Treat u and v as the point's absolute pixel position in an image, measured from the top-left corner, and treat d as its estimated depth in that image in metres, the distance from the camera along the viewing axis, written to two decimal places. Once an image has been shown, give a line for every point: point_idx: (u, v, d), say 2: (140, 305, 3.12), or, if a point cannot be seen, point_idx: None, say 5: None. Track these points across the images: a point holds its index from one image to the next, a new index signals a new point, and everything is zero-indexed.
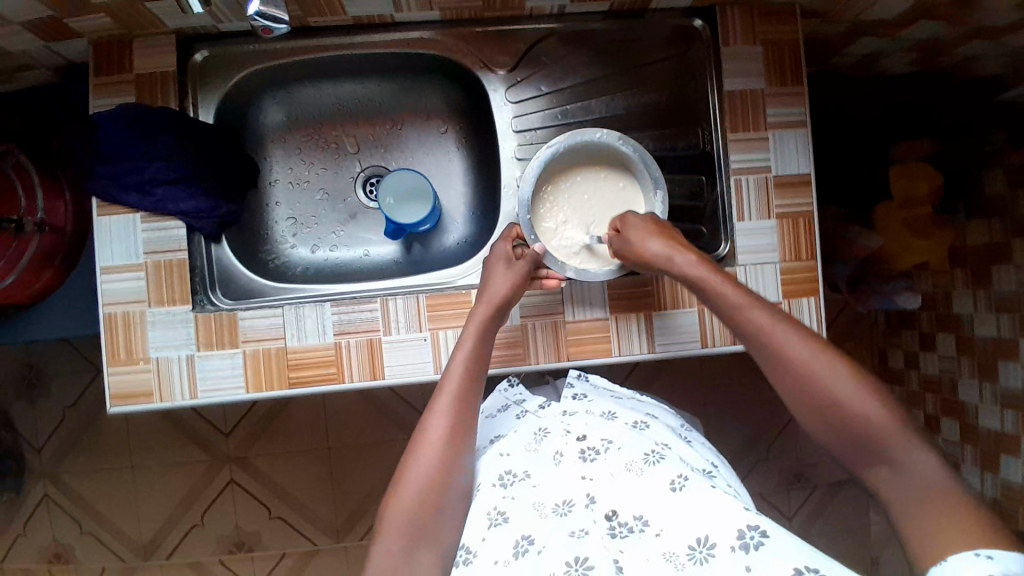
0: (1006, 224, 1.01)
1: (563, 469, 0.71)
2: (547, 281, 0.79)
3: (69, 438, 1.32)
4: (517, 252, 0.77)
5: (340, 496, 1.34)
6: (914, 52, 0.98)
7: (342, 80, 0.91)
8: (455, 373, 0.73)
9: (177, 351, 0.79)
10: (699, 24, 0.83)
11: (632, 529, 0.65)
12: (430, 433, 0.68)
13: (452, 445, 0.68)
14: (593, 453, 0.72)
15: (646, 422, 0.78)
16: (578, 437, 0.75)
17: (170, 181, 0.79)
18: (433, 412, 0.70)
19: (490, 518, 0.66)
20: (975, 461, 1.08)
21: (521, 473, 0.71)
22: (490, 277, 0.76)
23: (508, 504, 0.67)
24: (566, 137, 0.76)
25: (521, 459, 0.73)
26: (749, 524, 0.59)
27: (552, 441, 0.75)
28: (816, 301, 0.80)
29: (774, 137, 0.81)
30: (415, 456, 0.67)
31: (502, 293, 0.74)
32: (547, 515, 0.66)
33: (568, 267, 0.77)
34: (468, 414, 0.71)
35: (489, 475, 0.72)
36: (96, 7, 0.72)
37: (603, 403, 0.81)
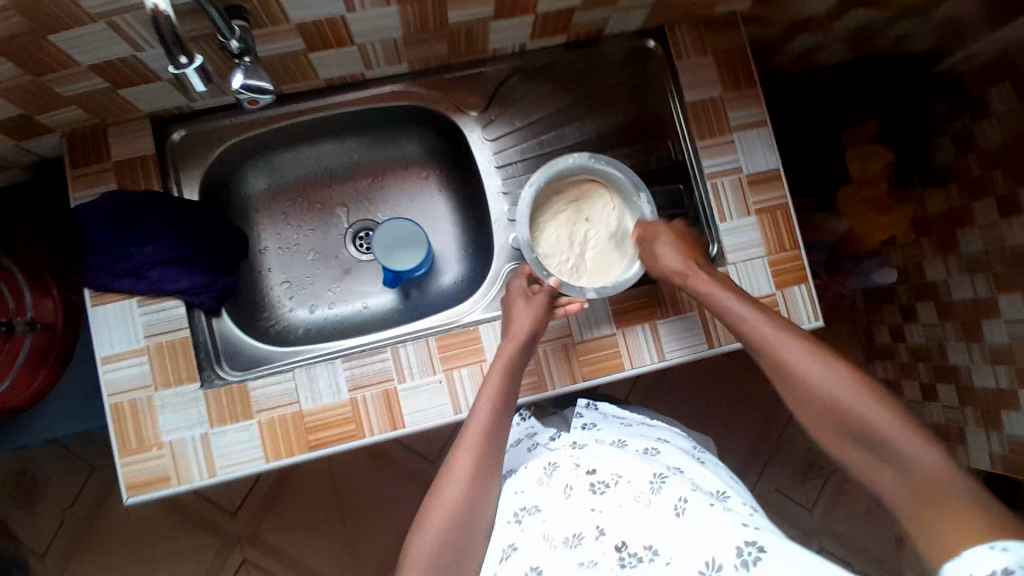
0: (961, 187, 1.06)
1: (575, 500, 0.73)
2: (569, 307, 0.81)
3: (70, 541, 1.27)
4: (533, 289, 0.81)
5: (360, 562, 1.30)
6: (848, 40, 1.04)
7: (321, 142, 0.92)
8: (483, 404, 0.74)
9: (191, 431, 0.78)
10: (652, 43, 0.88)
11: (642, 559, 0.67)
12: (455, 469, 0.70)
13: (475, 482, 0.69)
14: (603, 485, 0.74)
15: (656, 448, 0.82)
16: (589, 470, 0.76)
17: (164, 263, 0.80)
18: (459, 449, 0.71)
19: (503, 552, 0.71)
20: (977, 421, 1.10)
21: (533, 507, 0.74)
22: (511, 315, 0.80)
23: (521, 538, 0.71)
24: (545, 171, 0.82)
25: (533, 493, 0.76)
26: (747, 541, 0.62)
27: (562, 472, 0.77)
28: (808, 288, 0.83)
29: (739, 138, 0.85)
30: (439, 493, 0.69)
31: (526, 327, 0.77)
32: (558, 547, 0.69)
33: (588, 288, 0.80)
34: (493, 452, 0.72)
35: (504, 513, 0.75)
36: (68, 99, 0.73)
37: (613, 432, 0.86)
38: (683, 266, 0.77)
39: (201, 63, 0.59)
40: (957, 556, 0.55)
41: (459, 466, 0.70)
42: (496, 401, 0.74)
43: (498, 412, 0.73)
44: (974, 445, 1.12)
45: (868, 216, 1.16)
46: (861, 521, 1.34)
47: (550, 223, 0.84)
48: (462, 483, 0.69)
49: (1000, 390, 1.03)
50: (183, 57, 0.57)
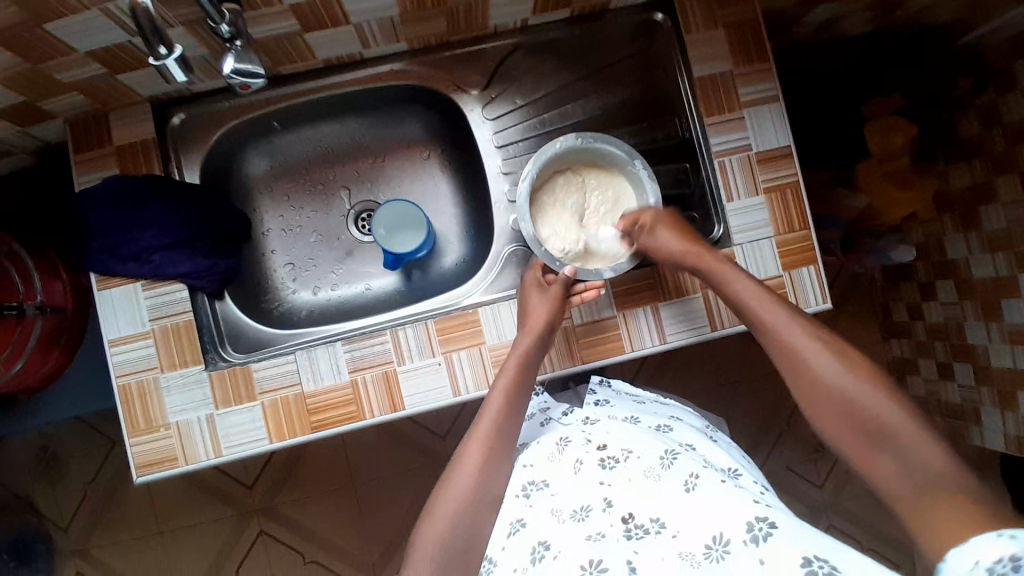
0: (987, 163, 1.01)
1: (584, 476, 0.72)
2: (586, 293, 0.81)
3: (94, 512, 1.31)
4: (548, 279, 0.81)
5: (371, 534, 1.33)
6: (870, 10, 0.99)
7: (321, 122, 0.91)
8: (497, 392, 0.75)
9: (196, 412, 0.79)
10: (661, 17, 0.85)
11: (648, 531, 0.66)
12: (467, 457, 0.72)
13: (486, 469, 0.71)
14: (613, 461, 0.73)
15: (669, 425, 0.81)
16: (599, 445, 0.76)
17: (166, 246, 0.80)
18: (472, 439, 0.74)
19: (510, 527, 0.70)
20: (993, 401, 1.08)
21: (541, 482, 0.74)
22: (526, 303, 0.79)
23: (529, 512, 0.70)
24: (534, 162, 0.80)
25: (543, 469, 0.75)
26: (758, 517, 0.61)
27: (572, 448, 0.76)
28: (817, 270, 0.81)
29: (749, 114, 0.82)
30: (450, 480, 0.71)
31: (542, 319, 0.76)
32: (566, 521, 0.68)
33: (605, 269, 0.79)
34: (506, 439, 0.74)
35: (512, 487, 0.75)
36: (65, 86, 0.73)
37: (625, 408, 0.85)
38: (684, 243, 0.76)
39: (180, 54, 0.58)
40: (963, 542, 0.52)
41: (470, 459, 0.72)
42: (513, 380, 0.75)
43: (509, 406, 0.74)
44: (990, 426, 1.10)
45: (886, 189, 1.11)
46: (872, 499, 1.33)
47: (546, 212, 0.83)
48: (473, 471, 0.71)
49: (1019, 371, 1.01)
50: (162, 47, 0.57)
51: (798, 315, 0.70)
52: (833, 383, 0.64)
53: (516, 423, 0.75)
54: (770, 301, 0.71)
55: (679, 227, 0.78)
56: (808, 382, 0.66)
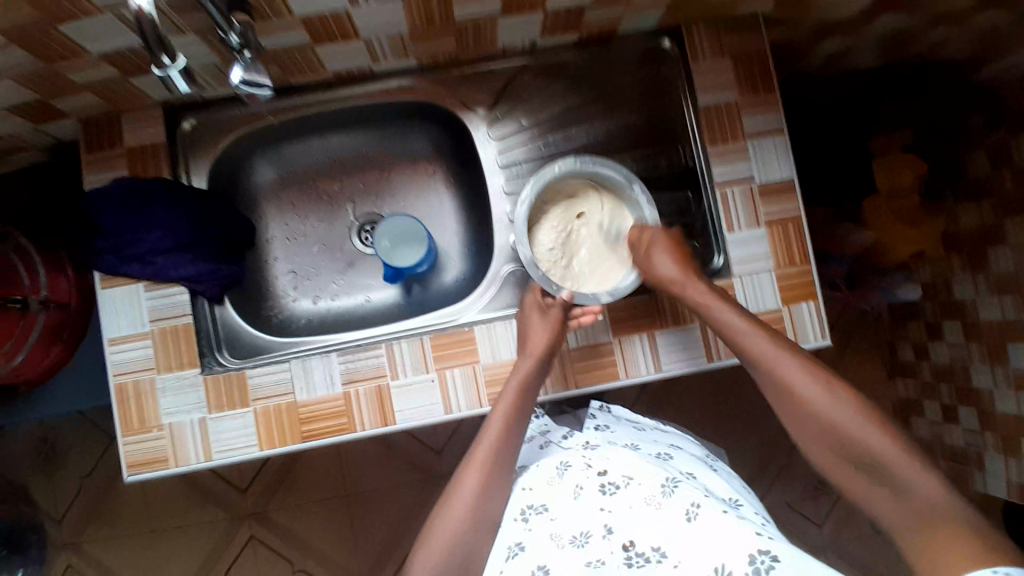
0: (996, 204, 0.99)
1: (583, 502, 0.71)
2: (583, 319, 0.80)
3: (88, 506, 1.32)
4: (547, 301, 0.80)
5: (362, 545, 1.32)
6: (884, 45, 0.99)
7: (330, 133, 0.93)
8: (496, 417, 0.75)
9: (189, 415, 0.80)
10: (668, 43, 0.86)
11: (649, 560, 0.65)
12: (464, 483, 0.73)
13: (483, 495, 0.72)
14: (614, 486, 0.71)
15: (669, 453, 0.81)
16: (600, 471, 0.74)
17: (170, 250, 0.80)
18: (469, 466, 0.74)
19: (509, 551, 0.69)
20: (997, 448, 1.06)
21: (540, 506, 0.73)
22: (527, 327, 0.79)
23: (528, 537, 0.69)
24: (530, 185, 0.81)
25: (542, 492, 0.74)
26: (760, 549, 0.60)
27: (573, 473, 0.75)
28: (816, 305, 0.81)
29: (753, 146, 0.82)
30: (448, 505, 0.72)
31: (542, 343, 0.77)
32: (565, 546, 0.67)
33: (603, 293, 0.79)
34: (504, 465, 0.74)
35: (511, 509, 0.74)
36: (79, 87, 0.75)
37: (626, 435, 0.85)
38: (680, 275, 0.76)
39: (183, 63, 0.60)
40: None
41: (465, 485, 0.73)
42: (512, 405, 0.76)
43: (509, 430, 0.74)
44: (991, 471, 1.08)
45: (892, 225, 1.11)
46: (868, 538, 1.31)
47: (544, 236, 0.84)
48: (470, 496, 0.72)
49: None
50: (165, 57, 0.58)
51: (797, 352, 0.71)
52: (827, 416, 0.67)
53: (513, 448, 0.75)
54: (760, 335, 0.71)
55: (677, 254, 0.78)
56: (808, 416, 0.68)
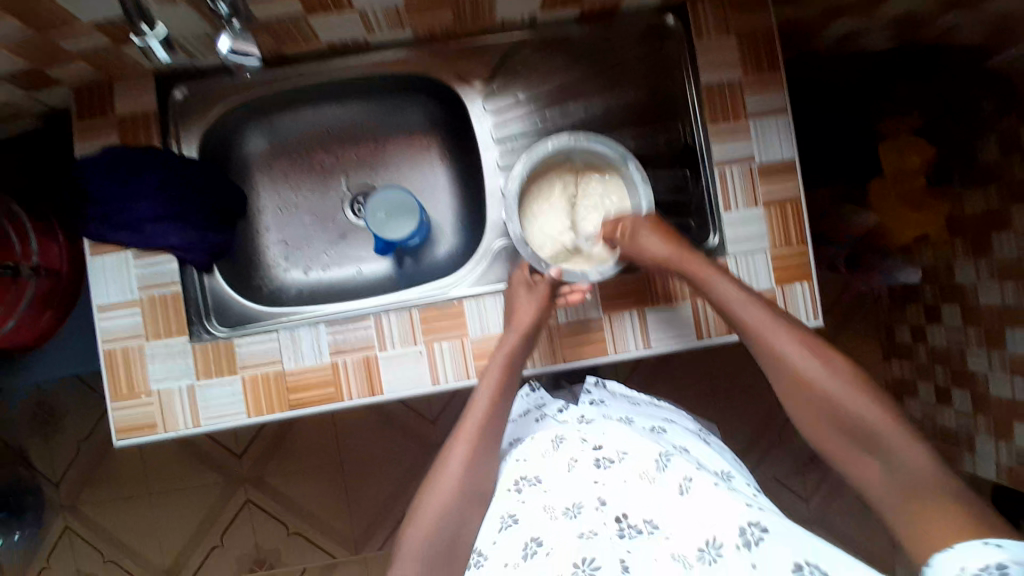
0: (1003, 190, 0.97)
1: (577, 474, 0.70)
2: (570, 296, 0.81)
3: (86, 468, 1.34)
4: (535, 279, 0.81)
5: (356, 509, 1.34)
6: (893, 28, 0.96)
7: (323, 104, 0.91)
8: (484, 396, 0.76)
9: (178, 382, 0.81)
10: (672, 20, 0.83)
11: (642, 531, 0.65)
12: (454, 457, 0.74)
13: (472, 469, 0.73)
14: (608, 461, 0.71)
15: (664, 427, 0.81)
16: (594, 445, 0.73)
17: (159, 218, 0.78)
18: (458, 437, 0.75)
19: (502, 521, 0.68)
20: (988, 428, 1.06)
21: (533, 478, 0.72)
22: (515, 305, 0.79)
23: (520, 507, 0.69)
24: (524, 161, 0.80)
25: (535, 465, 0.73)
26: (750, 521, 0.60)
27: (567, 446, 0.74)
28: (810, 287, 0.80)
29: (755, 124, 0.80)
30: (438, 477, 0.73)
31: (529, 319, 0.76)
32: (558, 517, 0.66)
33: (591, 273, 0.79)
34: (491, 436, 0.75)
35: (505, 481, 0.74)
36: (71, 55, 0.73)
37: (620, 409, 0.84)
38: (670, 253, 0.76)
39: (160, 31, 0.62)
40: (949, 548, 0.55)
41: (455, 459, 0.74)
42: (500, 379, 0.76)
43: (496, 406, 0.75)
44: (981, 454, 1.07)
45: (899, 210, 1.08)
46: (856, 517, 1.33)
47: (535, 212, 0.83)
48: (459, 470, 0.73)
49: (1017, 402, 0.98)
50: (145, 25, 0.62)
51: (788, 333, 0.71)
52: (818, 394, 0.68)
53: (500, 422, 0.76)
54: (755, 302, 0.72)
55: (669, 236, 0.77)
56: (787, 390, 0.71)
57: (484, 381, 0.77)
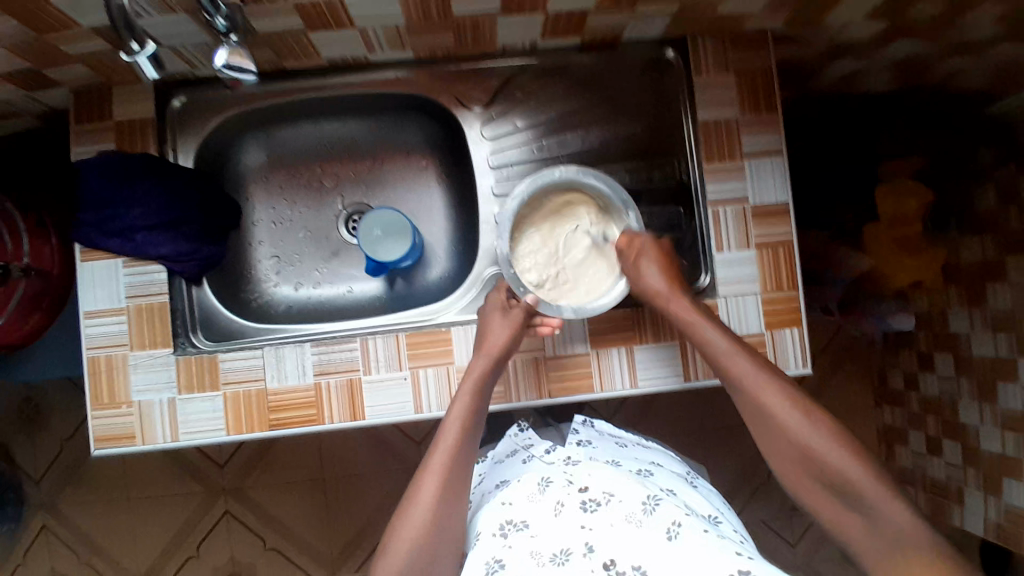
0: (998, 240, 0.98)
1: (564, 518, 0.68)
2: (541, 328, 0.80)
3: (68, 469, 1.33)
4: (511, 302, 0.79)
5: (334, 530, 1.32)
6: (894, 70, 0.95)
7: (323, 120, 0.92)
8: (452, 425, 0.73)
9: (159, 394, 0.80)
10: (671, 53, 0.84)
11: None
12: (422, 491, 0.69)
13: (441, 504, 0.69)
14: (595, 504, 0.69)
15: (650, 470, 0.80)
16: (580, 488, 0.72)
17: (150, 227, 0.79)
18: (426, 472, 0.71)
19: (488, 567, 0.65)
20: (977, 484, 1.04)
21: (520, 522, 0.69)
22: (486, 328, 0.78)
23: (506, 552, 0.66)
24: (528, 184, 0.80)
25: (521, 508, 0.71)
26: (740, 569, 0.60)
27: (554, 490, 0.72)
28: (800, 332, 0.79)
29: (750, 166, 0.80)
30: (406, 515, 0.68)
31: (499, 343, 0.76)
32: (545, 564, 0.64)
33: (566, 309, 0.76)
34: (459, 474, 0.71)
35: (490, 525, 0.71)
36: (73, 58, 0.73)
37: (606, 451, 0.83)
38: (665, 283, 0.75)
39: (153, 52, 0.62)
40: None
41: (424, 494, 0.69)
42: (468, 413, 0.74)
43: (463, 439, 0.72)
44: (970, 505, 1.05)
45: (891, 254, 1.05)
46: (838, 562, 1.31)
47: (528, 239, 0.82)
48: (427, 506, 0.68)
49: (1007, 458, 0.98)
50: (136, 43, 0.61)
51: (771, 369, 0.71)
52: (802, 441, 0.66)
53: (470, 455, 0.73)
54: (738, 355, 0.71)
55: (666, 265, 0.77)
56: (783, 443, 0.68)
57: (453, 411, 0.74)
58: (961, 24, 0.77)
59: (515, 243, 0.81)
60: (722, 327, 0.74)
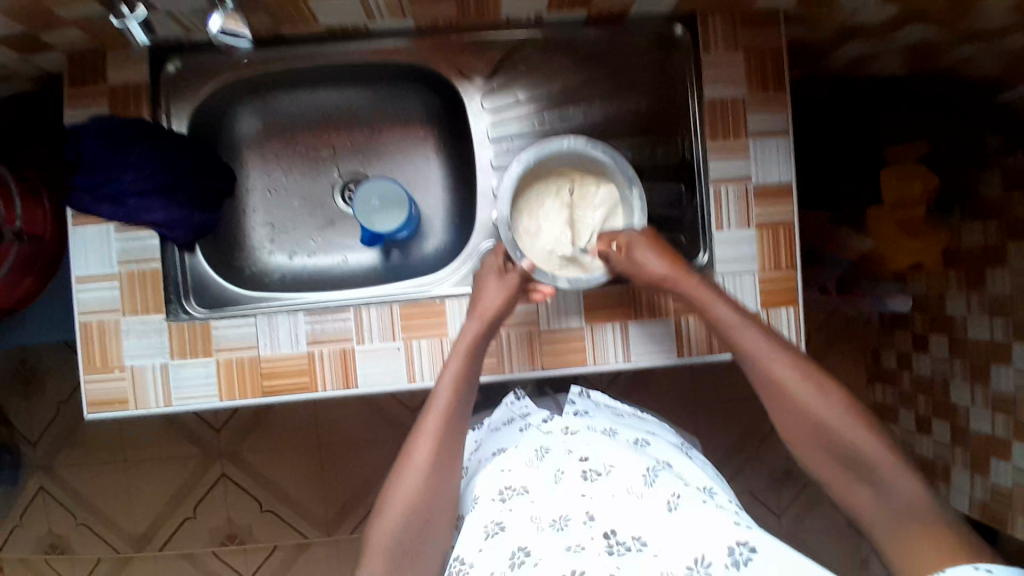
0: (1001, 225, 0.97)
1: (564, 486, 0.69)
2: (535, 294, 0.80)
3: (63, 431, 1.33)
4: (506, 266, 0.79)
5: (329, 494, 1.35)
6: (906, 54, 0.92)
7: (319, 87, 0.90)
8: (444, 388, 0.73)
9: (152, 360, 0.80)
10: (680, 29, 0.81)
11: (629, 549, 0.62)
12: (418, 454, 0.70)
13: (435, 469, 0.69)
14: (595, 473, 0.70)
15: (646, 440, 0.80)
16: (580, 456, 0.72)
17: (144, 192, 0.76)
18: (420, 435, 0.71)
19: (486, 530, 0.66)
20: (964, 463, 1.06)
21: (519, 488, 0.70)
22: (481, 290, 0.77)
23: (506, 516, 0.66)
24: (535, 149, 0.77)
25: (519, 474, 0.71)
26: (738, 540, 0.59)
27: (553, 458, 0.73)
28: (796, 312, 0.80)
29: (753, 145, 0.79)
30: (400, 480, 0.69)
31: (492, 305, 0.75)
32: (545, 530, 0.64)
33: (560, 279, 0.76)
34: (453, 437, 0.72)
35: (488, 490, 0.71)
36: (66, 22, 0.70)
37: (604, 421, 0.83)
38: (666, 270, 0.73)
39: None
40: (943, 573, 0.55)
41: (419, 454, 0.70)
42: (455, 383, 0.73)
43: (454, 403, 0.72)
44: (955, 486, 1.08)
45: (896, 238, 1.03)
46: (821, 535, 1.35)
47: (530, 205, 0.80)
48: (422, 470, 0.69)
49: (996, 438, 1.00)
50: None
51: (780, 342, 0.71)
52: (810, 414, 0.67)
53: (463, 422, 0.74)
54: (753, 326, 0.71)
55: (664, 245, 0.76)
56: (789, 416, 0.69)
57: (445, 375, 0.74)
58: (978, 11, 0.74)
59: (517, 207, 0.80)
60: (729, 299, 0.73)
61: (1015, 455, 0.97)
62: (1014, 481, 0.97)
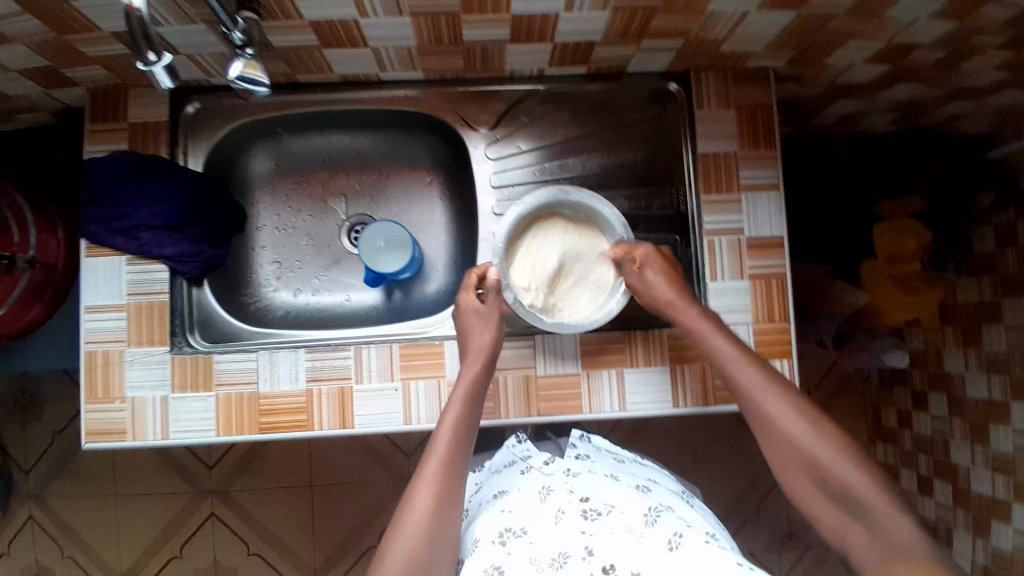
0: (995, 282, 1.01)
1: (565, 524, 0.68)
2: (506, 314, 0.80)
3: (56, 461, 1.33)
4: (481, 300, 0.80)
5: (320, 537, 1.33)
6: (895, 112, 0.96)
7: (332, 132, 0.94)
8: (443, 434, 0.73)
9: (153, 392, 0.81)
10: (674, 86, 0.86)
11: None
12: (418, 499, 0.69)
13: (438, 513, 0.68)
14: (596, 513, 0.69)
15: (648, 486, 0.79)
16: (581, 496, 0.72)
17: (158, 226, 0.81)
18: (422, 479, 0.70)
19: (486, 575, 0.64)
20: (967, 527, 1.06)
21: (519, 529, 0.69)
22: (467, 329, 0.79)
23: (506, 560, 0.65)
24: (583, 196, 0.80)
25: (520, 515, 0.71)
26: None
27: (554, 497, 0.72)
28: (789, 363, 0.81)
29: (746, 198, 0.82)
30: (401, 524, 0.67)
31: (482, 343, 0.77)
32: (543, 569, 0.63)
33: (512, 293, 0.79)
34: (457, 479, 0.72)
35: (487, 534, 0.70)
36: (95, 60, 0.75)
37: (605, 465, 0.83)
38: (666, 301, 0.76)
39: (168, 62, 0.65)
40: None
41: (419, 499, 0.69)
42: (455, 432, 0.73)
43: (456, 445, 0.72)
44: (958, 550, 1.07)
45: (891, 292, 1.04)
46: None
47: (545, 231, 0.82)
48: (424, 515, 0.67)
49: (996, 500, 1.00)
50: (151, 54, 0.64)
51: (777, 379, 0.71)
52: (805, 467, 0.67)
53: (463, 473, 0.73)
54: (748, 363, 0.72)
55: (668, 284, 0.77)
56: (790, 458, 0.68)
57: (445, 419, 0.75)
58: (961, 69, 0.79)
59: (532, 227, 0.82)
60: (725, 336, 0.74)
61: (1015, 518, 0.96)
62: (1014, 544, 0.97)
